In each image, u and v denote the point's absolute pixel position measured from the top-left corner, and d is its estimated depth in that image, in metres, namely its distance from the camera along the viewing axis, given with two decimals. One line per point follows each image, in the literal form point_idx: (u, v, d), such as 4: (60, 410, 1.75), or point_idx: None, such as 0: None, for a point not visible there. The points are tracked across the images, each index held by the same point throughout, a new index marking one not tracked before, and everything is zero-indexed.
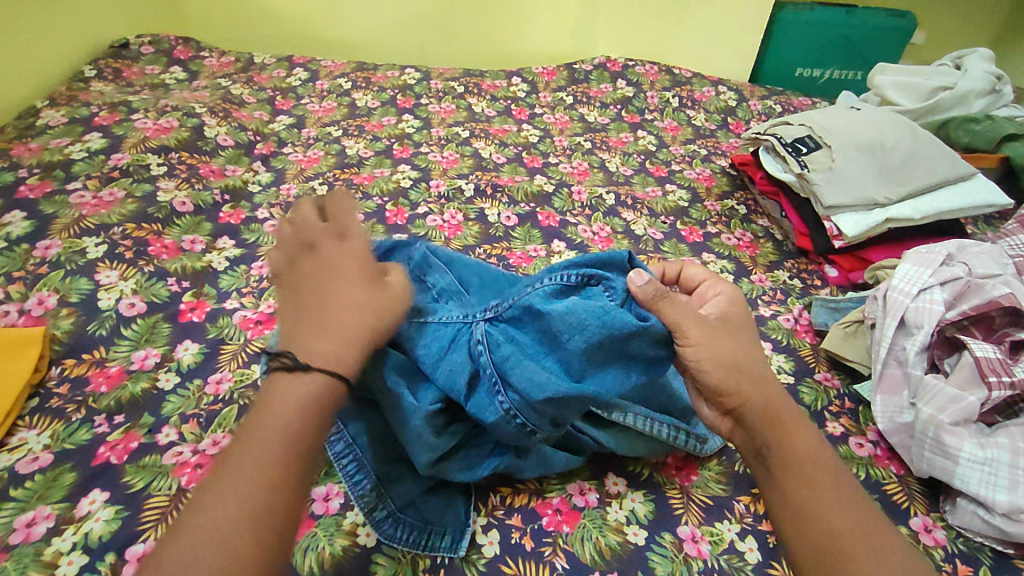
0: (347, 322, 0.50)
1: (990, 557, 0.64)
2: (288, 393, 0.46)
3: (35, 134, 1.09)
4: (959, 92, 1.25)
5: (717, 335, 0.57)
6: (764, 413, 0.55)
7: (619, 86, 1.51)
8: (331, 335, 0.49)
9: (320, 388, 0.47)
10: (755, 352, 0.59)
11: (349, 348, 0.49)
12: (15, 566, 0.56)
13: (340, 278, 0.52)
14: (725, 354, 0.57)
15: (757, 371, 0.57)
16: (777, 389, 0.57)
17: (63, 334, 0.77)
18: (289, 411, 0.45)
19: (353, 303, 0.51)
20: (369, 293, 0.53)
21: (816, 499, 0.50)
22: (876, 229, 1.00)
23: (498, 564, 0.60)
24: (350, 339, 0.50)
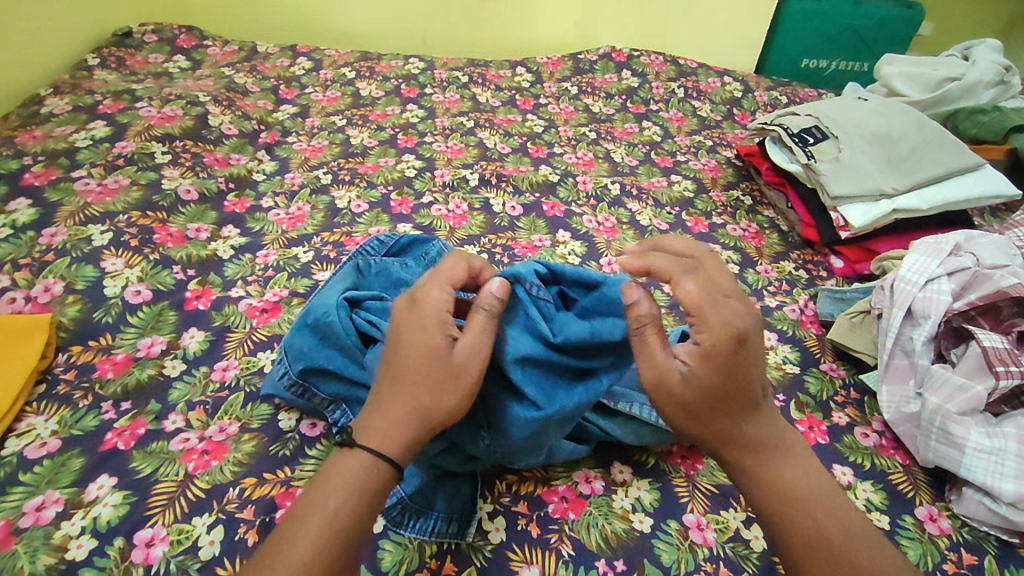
0: (400, 403, 0.51)
1: (995, 547, 0.65)
2: (343, 469, 0.49)
3: (39, 122, 1.08)
4: (967, 83, 1.23)
5: (678, 399, 0.51)
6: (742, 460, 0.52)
7: (624, 77, 1.50)
8: (386, 412, 0.51)
9: (368, 466, 0.49)
10: (730, 401, 0.51)
11: (397, 429, 0.50)
12: (25, 549, 0.56)
13: (408, 352, 0.52)
14: (692, 416, 0.51)
15: (729, 422, 0.52)
16: (757, 428, 0.52)
17: (69, 321, 0.78)
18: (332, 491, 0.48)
19: (409, 379, 0.51)
20: (423, 369, 0.51)
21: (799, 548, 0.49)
22: (883, 220, 0.99)
23: (505, 549, 0.60)
24: (401, 419, 0.50)
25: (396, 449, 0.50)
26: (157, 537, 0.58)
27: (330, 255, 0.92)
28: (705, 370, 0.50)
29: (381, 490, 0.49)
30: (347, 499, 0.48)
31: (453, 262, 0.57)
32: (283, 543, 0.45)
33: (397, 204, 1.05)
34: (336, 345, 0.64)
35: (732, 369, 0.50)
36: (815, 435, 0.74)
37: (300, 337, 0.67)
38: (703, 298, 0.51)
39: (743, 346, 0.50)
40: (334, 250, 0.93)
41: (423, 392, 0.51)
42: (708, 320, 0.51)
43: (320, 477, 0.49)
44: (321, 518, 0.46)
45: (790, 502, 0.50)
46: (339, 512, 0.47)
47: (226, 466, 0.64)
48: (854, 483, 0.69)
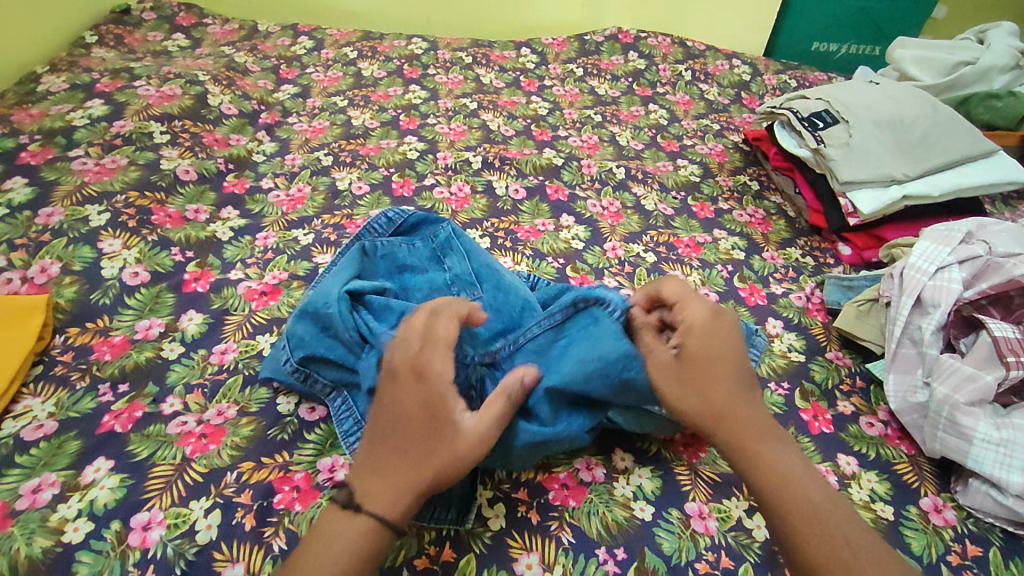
0: (400, 475, 0.50)
1: (999, 538, 0.64)
2: (341, 531, 0.48)
3: (36, 100, 1.07)
4: (980, 67, 1.20)
5: (671, 376, 0.56)
6: (737, 438, 0.54)
7: (630, 59, 1.48)
8: (383, 481, 0.50)
9: (368, 533, 0.48)
10: (717, 376, 0.56)
11: (395, 502, 0.49)
12: (21, 532, 0.56)
13: (415, 422, 0.51)
14: (691, 394, 0.55)
15: (726, 395, 0.55)
16: (752, 412, 0.55)
17: (66, 303, 0.77)
18: (330, 553, 0.47)
19: (409, 451, 0.50)
20: (425, 443, 0.50)
21: (794, 525, 0.50)
22: (893, 206, 0.97)
23: (504, 536, 0.59)
24: (399, 490, 0.49)
25: (396, 518, 0.49)
26: (153, 520, 0.57)
27: (329, 238, 0.91)
28: (688, 348, 0.57)
29: (376, 556, 0.48)
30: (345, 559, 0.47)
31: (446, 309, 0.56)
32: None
33: (398, 186, 1.03)
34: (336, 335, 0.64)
35: (717, 347, 0.57)
36: (819, 425, 0.73)
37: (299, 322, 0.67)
38: (682, 290, 0.60)
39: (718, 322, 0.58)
40: (335, 232, 0.92)
41: (429, 463, 0.50)
42: (688, 306, 0.59)
43: (312, 539, 0.48)
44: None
45: (784, 482, 0.52)
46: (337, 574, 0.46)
47: (224, 450, 0.63)
48: (858, 472, 0.68)
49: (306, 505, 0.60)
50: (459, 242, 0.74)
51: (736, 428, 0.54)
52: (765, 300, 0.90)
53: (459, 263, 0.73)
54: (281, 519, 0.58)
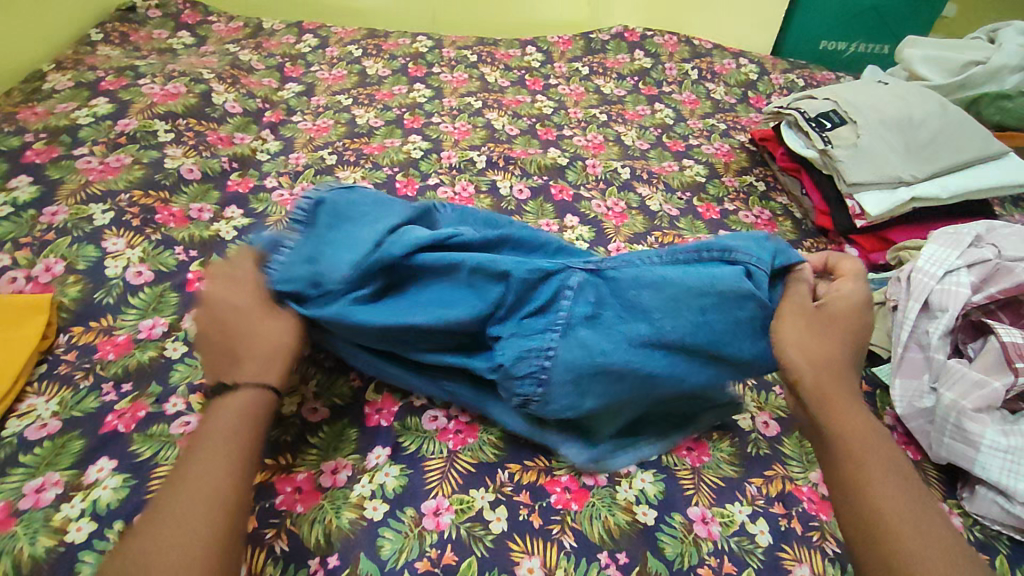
0: (265, 346, 0.59)
1: (1006, 546, 0.63)
2: (229, 412, 0.54)
3: (41, 98, 1.07)
4: (992, 67, 1.18)
5: (803, 319, 0.59)
6: (827, 385, 0.56)
7: (636, 57, 1.47)
8: (252, 358, 0.58)
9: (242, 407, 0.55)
10: (836, 333, 0.59)
11: (273, 364, 0.58)
12: (25, 530, 0.56)
13: (250, 309, 0.61)
14: (813, 338, 0.58)
15: (838, 355, 0.58)
16: (846, 373, 0.57)
17: (70, 302, 0.77)
18: (227, 430, 0.52)
19: (259, 330, 0.60)
20: (266, 318, 0.61)
21: (869, 479, 0.51)
22: (901, 208, 0.96)
23: (506, 540, 0.59)
24: (269, 356, 0.58)
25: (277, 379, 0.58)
26: None
27: None
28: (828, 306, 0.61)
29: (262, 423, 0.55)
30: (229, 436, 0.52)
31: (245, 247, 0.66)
32: (180, 485, 0.48)
33: (403, 185, 1.03)
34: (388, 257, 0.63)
35: (847, 312, 0.60)
36: None
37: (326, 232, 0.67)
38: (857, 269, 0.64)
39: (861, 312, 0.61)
40: None
41: (279, 334, 0.60)
42: (845, 283, 0.63)
43: (192, 446, 0.52)
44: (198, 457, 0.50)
45: (860, 445, 0.53)
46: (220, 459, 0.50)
47: None
48: None
49: (308, 505, 0.60)
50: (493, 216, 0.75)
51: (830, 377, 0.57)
52: None
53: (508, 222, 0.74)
54: (282, 520, 0.58)
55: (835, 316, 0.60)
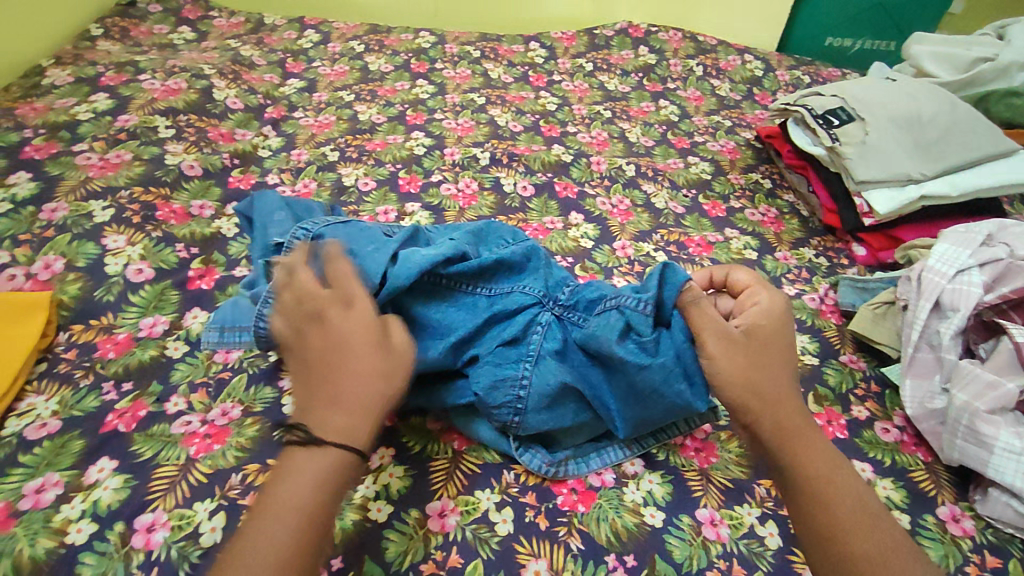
0: (357, 391, 0.50)
1: (1019, 549, 0.62)
2: (308, 462, 0.47)
3: (41, 94, 1.06)
4: (1001, 65, 1.17)
5: (735, 348, 0.57)
6: (781, 425, 0.55)
7: (641, 54, 1.46)
8: (337, 406, 0.49)
9: (339, 461, 0.48)
10: (771, 360, 0.57)
11: (362, 422, 0.49)
12: (24, 532, 0.55)
13: (347, 335, 0.51)
14: (748, 370, 0.56)
15: (777, 382, 0.56)
16: (796, 405, 0.56)
17: (70, 300, 0.76)
18: (308, 487, 0.46)
19: (355, 365, 0.50)
20: (371, 353, 0.51)
21: (835, 516, 0.50)
22: (909, 206, 0.95)
23: (512, 542, 0.58)
24: (356, 407, 0.50)
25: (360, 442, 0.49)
26: (157, 522, 0.56)
27: None
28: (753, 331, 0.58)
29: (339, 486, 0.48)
30: (331, 494, 0.47)
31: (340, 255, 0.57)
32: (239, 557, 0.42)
33: (405, 182, 1.02)
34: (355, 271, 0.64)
35: (774, 336, 0.58)
36: (833, 430, 0.72)
37: None
38: (757, 278, 0.63)
39: (784, 324, 0.60)
40: None
41: (377, 376, 0.51)
42: (759, 294, 0.61)
43: (265, 512, 0.45)
44: (289, 512, 0.45)
45: (828, 481, 0.52)
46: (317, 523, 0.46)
47: (228, 451, 0.63)
48: (873, 480, 0.67)
49: None
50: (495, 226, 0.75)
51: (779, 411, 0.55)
52: None
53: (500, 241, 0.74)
54: None
55: (762, 339, 0.58)
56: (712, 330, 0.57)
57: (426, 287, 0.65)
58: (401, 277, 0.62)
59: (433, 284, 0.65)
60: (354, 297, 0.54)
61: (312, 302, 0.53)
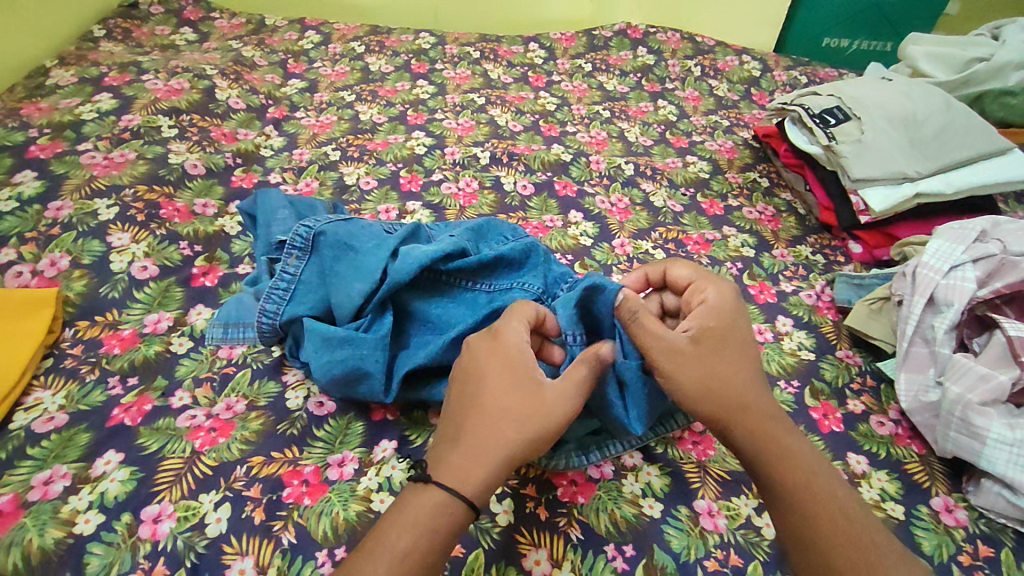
0: (493, 435, 0.50)
1: (1012, 539, 0.63)
2: (425, 506, 0.47)
3: (45, 94, 1.07)
4: (995, 65, 1.18)
5: (689, 357, 0.57)
6: (753, 435, 0.54)
7: (639, 54, 1.47)
8: (469, 446, 0.50)
9: (447, 506, 0.47)
10: (727, 362, 0.57)
11: (493, 468, 0.49)
12: (32, 523, 0.56)
13: (495, 383, 0.53)
14: (707, 379, 0.56)
15: (741, 387, 0.56)
16: (766, 406, 0.56)
17: (75, 296, 0.77)
18: (420, 531, 0.46)
19: (498, 412, 0.52)
20: (518, 400, 0.52)
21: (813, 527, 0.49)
22: (904, 203, 0.96)
23: (513, 532, 0.59)
24: (487, 452, 0.50)
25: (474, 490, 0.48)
26: (164, 513, 0.57)
27: None
28: (704, 333, 0.58)
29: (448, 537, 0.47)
30: (437, 544, 0.46)
31: (525, 310, 0.60)
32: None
33: (406, 181, 1.03)
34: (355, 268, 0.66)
35: (726, 333, 0.58)
36: (829, 423, 0.73)
37: (331, 264, 0.67)
38: (699, 274, 0.63)
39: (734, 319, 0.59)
40: None
41: (515, 423, 0.51)
42: (708, 289, 0.61)
43: (376, 546, 0.45)
44: (390, 560, 0.44)
45: (809, 485, 0.51)
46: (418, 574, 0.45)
47: (233, 444, 0.63)
48: (868, 472, 0.68)
49: (315, 499, 0.60)
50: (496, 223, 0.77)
51: (747, 417, 0.55)
52: (774, 297, 0.89)
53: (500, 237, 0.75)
54: (290, 513, 0.58)
55: (716, 341, 0.58)
56: (662, 342, 0.57)
57: (426, 284, 0.67)
58: (403, 272, 0.63)
59: (433, 280, 0.67)
60: (513, 352, 0.55)
61: (485, 350, 0.56)
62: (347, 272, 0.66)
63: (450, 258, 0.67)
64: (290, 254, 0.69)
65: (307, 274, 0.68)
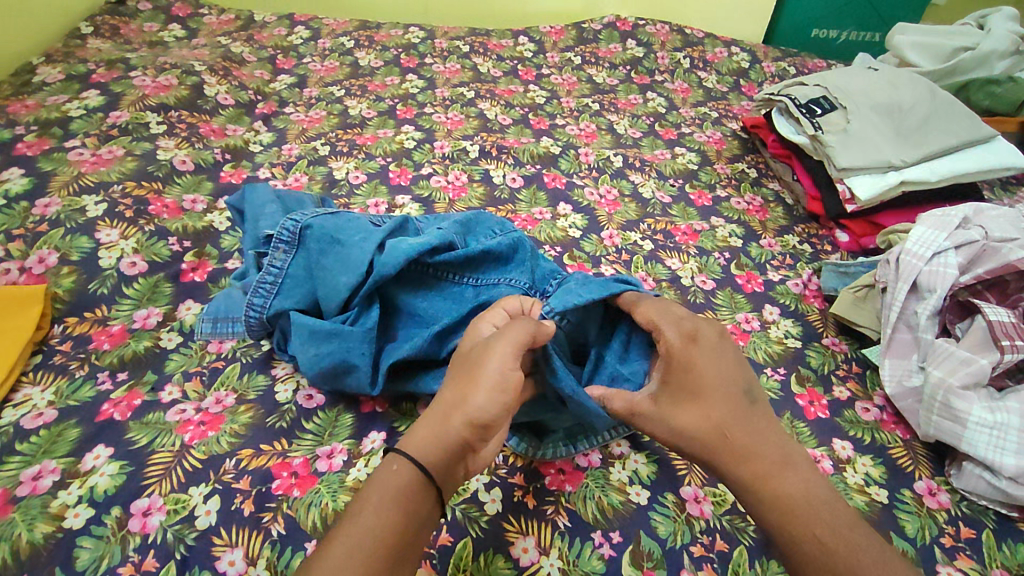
0: (438, 406, 0.52)
1: (993, 521, 0.64)
2: (381, 475, 0.48)
3: (32, 91, 1.06)
4: (981, 53, 1.19)
5: (659, 402, 0.55)
6: (740, 471, 0.50)
7: (629, 47, 1.47)
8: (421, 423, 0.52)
9: (401, 475, 0.48)
10: (700, 401, 0.53)
11: (438, 431, 0.50)
12: (22, 517, 0.56)
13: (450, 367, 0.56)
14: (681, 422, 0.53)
15: (718, 422, 0.51)
16: (761, 443, 0.50)
17: (64, 292, 0.77)
18: (376, 498, 0.46)
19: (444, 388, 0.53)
20: (458, 372, 0.54)
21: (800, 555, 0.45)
22: (891, 191, 0.97)
23: (501, 521, 0.60)
24: (433, 420, 0.51)
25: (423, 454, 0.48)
26: (153, 506, 0.58)
27: None
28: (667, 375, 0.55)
29: (408, 503, 0.46)
30: (387, 507, 0.46)
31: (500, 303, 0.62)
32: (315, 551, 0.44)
33: (395, 175, 1.03)
34: (342, 262, 0.66)
35: (692, 371, 0.54)
36: (814, 410, 0.74)
37: (317, 257, 0.67)
38: (657, 313, 0.60)
39: (692, 352, 0.55)
40: None
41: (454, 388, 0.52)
42: (665, 327, 0.58)
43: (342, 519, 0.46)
44: (350, 526, 0.45)
45: (791, 514, 0.47)
46: (373, 537, 0.44)
47: (223, 437, 0.64)
48: (853, 457, 0.69)
49: (303, 490, 0.60)
50: (486, 216, 0.77)
51: (730, 456, 0.50)
52: (762, 286, 0.90)
53: (488, 230, 0.75)
54: (279, 504, 0.59)
55: (678, 385, 0.54)
56: (627, 405, 0.57)
57: (414, 276, 0.67)
58: (387, 266, 0.63)
59: (423, 273, 0.68)
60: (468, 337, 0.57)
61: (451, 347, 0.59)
62: (333, 265, 0.66)
63: (437, 251, 0.67)
64: (277, 249, 0.69)
65: (294, 268, 0.68)
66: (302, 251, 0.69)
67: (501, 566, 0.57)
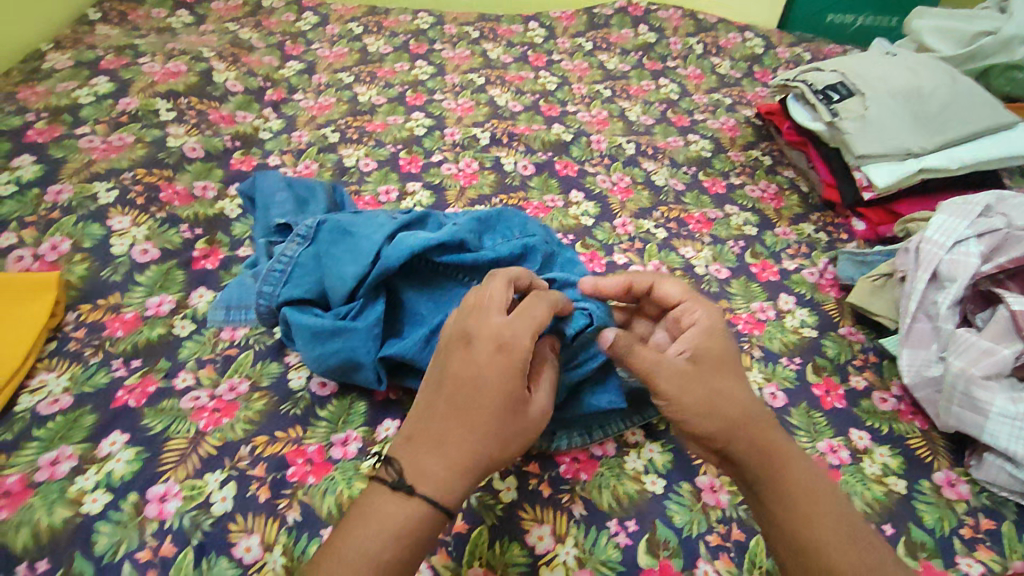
0: (478, 436, 0.49)
1: (1013, 512, 0.64)
2: (386, 503, 0.47)
3: (41, 78, 1.06)
4: (1002, 38, 1.15)
5: (692, 371, 0.54)
6: (763, 448, 0.52)
7: (641, 32, 1.45)
8: (450, 447, 0.49)
9: (416, 514, 0.47)
10: (737, 378, 0.56)
11: (473, 471, 0.49)
12: (41, 502, 0.57)
13: (488, 377, 0.50)
14: (716, 395, 0.53)
15: (747, 401, 0.54)
16: (776, 428, 0.55)
17: (77, 280, 0.77)
18: (386, 533, 0.46)
19: (486, 412, 0.49)
20: (511, 409, 0.50)
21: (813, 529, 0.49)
22: (909, 180, 0.95)
23: (516, 508, 0.60)
24: (469, 450, 0.48)
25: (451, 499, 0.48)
26: (170, 492, 0.58)
27: None
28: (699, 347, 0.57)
29: (417, 543, 0.47)
30: (388, 548, 0.46)
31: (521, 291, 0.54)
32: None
33: (406, 162, 1.02)
34: (350, 256, 0.65)
35: (721, 350, 0.57)
36: (831, 400, 0.73)
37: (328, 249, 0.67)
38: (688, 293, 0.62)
39: (723, 334, 0.58)
40: None
41: (503, 424, 0.49)
42: (697, 308, 0.60)
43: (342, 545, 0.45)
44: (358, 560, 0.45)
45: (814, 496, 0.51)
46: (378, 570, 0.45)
47: (237, 424, 0.64)
48: (871, 447, 0.68)
49: (318, 477, 0.60)
50: (509, 214, 0.74)
51: (758, 431, 0.53)
52: (777, 275, 0.89)
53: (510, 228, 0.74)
54: (294, 491, 0.59)
55: (710, 360, 0.56)
56: (655, 362, 0.53)
57: (424, 274, 0.67)
58: (392, 262, 0.63)
59: (432, 271, 0.67)
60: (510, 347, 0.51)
61: (472, 332, 0.52)
62: (342, 256, 0.66)
63: (445, 249, 0.66)
64: (292, 240, 0.69)
65: (304, 257, 0.68)
66: (313, 244, 0.69)
67: (516, 553, 0.57)
